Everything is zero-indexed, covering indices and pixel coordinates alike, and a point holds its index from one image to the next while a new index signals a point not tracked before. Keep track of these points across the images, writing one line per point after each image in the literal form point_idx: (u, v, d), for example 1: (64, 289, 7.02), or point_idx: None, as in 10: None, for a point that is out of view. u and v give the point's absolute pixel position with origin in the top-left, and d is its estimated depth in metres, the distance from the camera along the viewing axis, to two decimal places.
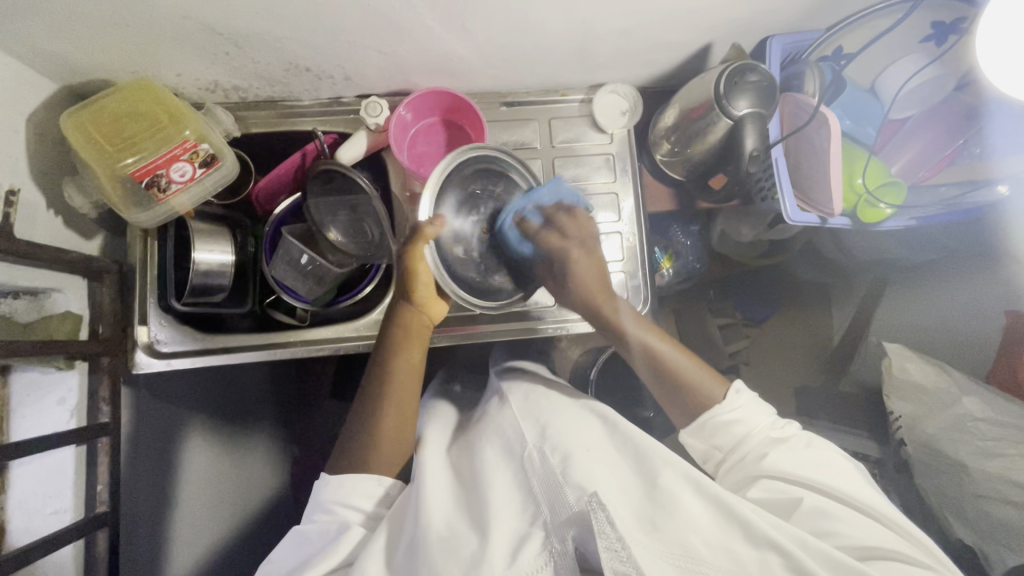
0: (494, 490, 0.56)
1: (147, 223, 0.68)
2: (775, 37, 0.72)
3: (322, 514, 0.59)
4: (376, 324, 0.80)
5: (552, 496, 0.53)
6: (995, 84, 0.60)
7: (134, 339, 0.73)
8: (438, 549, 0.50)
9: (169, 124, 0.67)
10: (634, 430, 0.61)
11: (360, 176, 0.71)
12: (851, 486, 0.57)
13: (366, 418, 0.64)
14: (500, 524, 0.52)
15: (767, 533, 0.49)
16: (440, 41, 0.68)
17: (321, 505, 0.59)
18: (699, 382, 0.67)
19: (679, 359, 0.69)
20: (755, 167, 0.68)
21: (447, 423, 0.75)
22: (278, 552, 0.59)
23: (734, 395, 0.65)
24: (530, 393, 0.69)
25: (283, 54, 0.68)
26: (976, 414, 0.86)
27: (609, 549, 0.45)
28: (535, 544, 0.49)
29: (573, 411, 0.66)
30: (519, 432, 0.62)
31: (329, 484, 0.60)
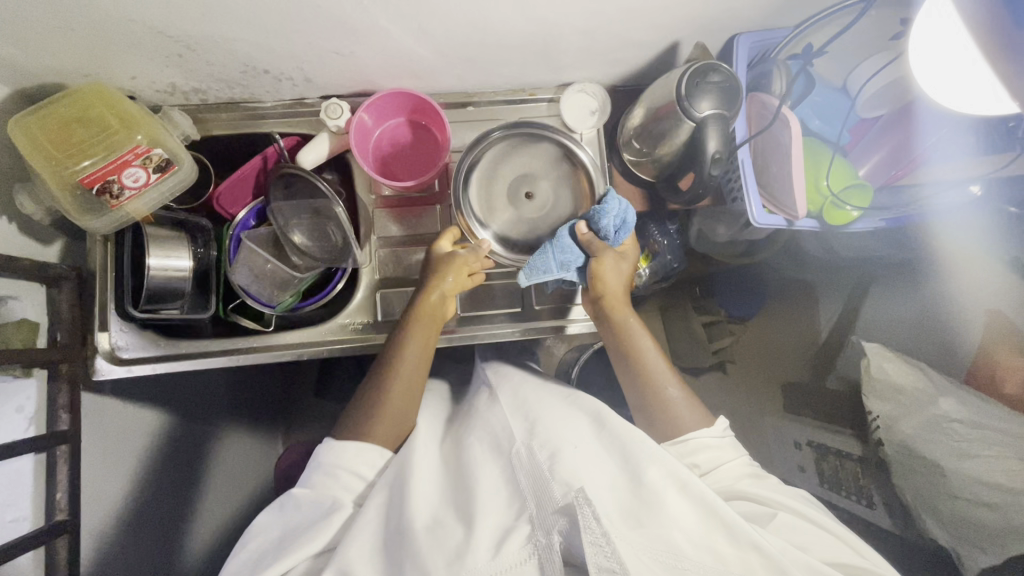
0: (481, 487, 0.55)
1: (103, 229, 0.66)
2: (741, 36, 0.71)
3: (324, 479, 0.60)
4: (342, 329, 0.79)
5: (539, 489, 0.52)
6: (920, 82, 0.56)
7: (94, 347, 0.72)
8: (423, 542, 0.50)
9: (120, 129, 0.66)
10: (624, 428, 0.59)
11: (321, 182, 0.72)
12: (800, 504, 0.59)
13: (381, 379, 0.68)
14: (485, 519, 0.51)
15: (748, 530, 0.49)
16: (397, 41, 0.67)
17: (320, 472, 0.61)
18: (685, 417, 0.67)
19: (674, 389, 0.69)
20: (718, 170, 0.66)
21: (438, 415, 0.74)
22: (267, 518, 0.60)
23: (719, 429, 0.66)
24: (520, 390, 0.69)
25: (239, 55, 0.67)
26: (951, 415, 0.88)
27: (594, 544, 0.44)
28: (518, 537, 0.49)
29: (565, 411, 0.64)
30: (508, 427, 0.61)
31: (333, 449, 0.63)
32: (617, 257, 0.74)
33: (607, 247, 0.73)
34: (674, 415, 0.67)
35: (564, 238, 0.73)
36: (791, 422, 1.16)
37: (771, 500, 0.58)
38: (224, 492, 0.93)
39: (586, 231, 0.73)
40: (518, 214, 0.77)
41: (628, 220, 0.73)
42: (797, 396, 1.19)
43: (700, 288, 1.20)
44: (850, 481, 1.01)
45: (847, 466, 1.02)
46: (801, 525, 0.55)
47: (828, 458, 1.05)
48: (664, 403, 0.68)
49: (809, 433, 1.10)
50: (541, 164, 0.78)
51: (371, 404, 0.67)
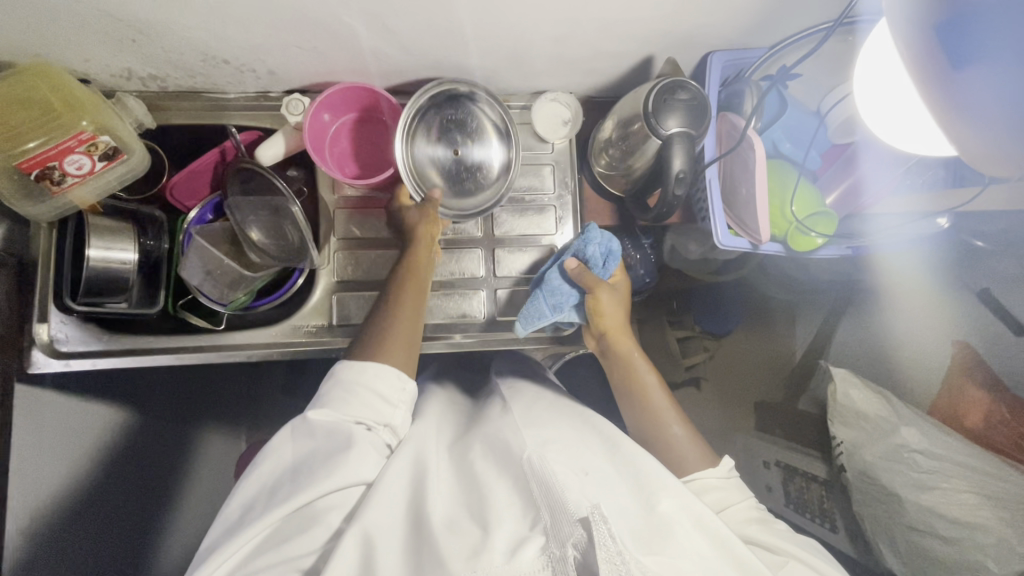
0: (493, 493, 0.54)
1: (42, 216, 0.64)
2: (716, 54, 0.70)
3: (343, 394, 0.59)
4: (293, 331, 0.76)
5: (551, 499, 0.49)
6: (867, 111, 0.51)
7: (32, 338, 0.69)
8: (443, 538, 0.50)
9: (64, 111, 0.61)
10: (637, 451, 0.59)
11: (277, 179, 0.71)
12: (809, 556, 0.57)
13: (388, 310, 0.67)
14: (502, 523, 0.50)
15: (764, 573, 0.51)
16: (363, 39, 0.65)
17: (338, 393, 0.59)
18: (684, 452, 0.67)
19: (677, 428, 0.69)
20: (682, 189, 0.65)
21: (447, 416, 0.72)
22: (279, 436, 0.57)
23: (724, 468, 0.66)
24: (534, 406, 0.68)
25: (196, 44, 0.64)
26: (913, 445, 0.87)
27: (609, 562, 0.43)
28: (535, 545, 0.47)
29: (577, 430, 0.63)
30: (520, 437, 0.59)
31: (354, 368, 0.61)
32: (611, 288, 0.73)
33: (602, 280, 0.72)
34: (678, 455, 0.67)
35: (554, 279, 0.74)
36: (761, 441, 1.15)
37: (779, 547, 0.58)
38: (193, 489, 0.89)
39: (575, 266, 0.72)
40: (442, 168, 0.73)
41: (613, 249, 0.74)
42: (768, 416, 1.18)
43: (677, 302, 1.17)
44: (814, 503, 1.01)
45: (813, 488, 1.01)
46: None
47: (796, 479, 1.03)
48: (667, 441, 0.68)
49: (779, 453, 1.08)
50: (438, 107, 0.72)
51: (381, 333, 0.65)
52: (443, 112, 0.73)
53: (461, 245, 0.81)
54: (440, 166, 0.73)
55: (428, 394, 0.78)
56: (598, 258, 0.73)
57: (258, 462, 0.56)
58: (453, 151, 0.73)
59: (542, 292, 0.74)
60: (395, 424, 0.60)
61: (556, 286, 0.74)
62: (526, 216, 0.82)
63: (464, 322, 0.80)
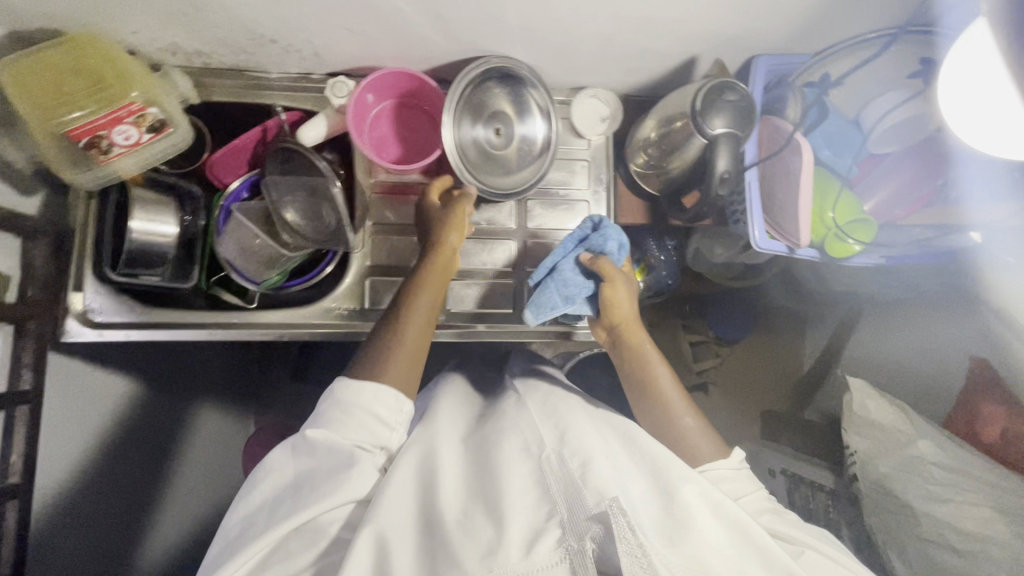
0: (509, 481, 0.54)
1: (89, 184, 0.64)
2: (760, 58, 0.70)
3: (341, 415, 0.58)
4: (327, 313, 0.77)
5: (571, 496, 0.51)
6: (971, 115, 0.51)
7: (66, 307, 0.69)
8: (456, 536, 0.50)
9: (115, 82, 0.61)
10: (650, 445, 0.60)
11: (321, 161, 0.70)
12: (821, 543, 0.58)
13: (391, 326, 0.65)
14: (516, 516, 0.50)
15: (785, 562, 0.51)
16: (413, 25, 0.65)
17: (336, 413, 0.58)
18: (697, 445, 0.66)
19: (688, 418, 0.68)
20: (724, 189, 0.65)
21: (462, 410, 0.72)
22: (273, 456, 0.57)
23: (735, 461, 0.65)
24: (550, 396, 0.67)
25: (247, 21, 0.65)
26: (928, 457, 0.87)
27: (630, 555, 0.44)
28: (551, 539, 0.48)
29: (594, 422, 0.64)
30: (538, 431, 0.61)
31: (350, 387, 0.59)
32: (625, 277, 0.74)
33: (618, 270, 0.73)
34: (688, 446, 0.66)
35: (567, 269, 0.74)
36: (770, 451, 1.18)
37: (793, 536, 0.58)
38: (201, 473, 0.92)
39: (590, 257, 0.73)
40: (486, 146, 0.75)
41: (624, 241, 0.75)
42: (776, 424, 1.21)
43: (690, 306, 1.20)
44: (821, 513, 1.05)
45: (819, 498, 1.05)
46: (824, 562, 0.56)
47: (800, 488, 1.08)
48: (680, 431, 0.67)
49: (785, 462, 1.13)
50: (498, 83, 0.73)
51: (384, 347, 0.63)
52: (502, 88, 0.73)
53: (494, 236, 0.81)
54: (483, 143, 0.74)
55: (444, 388, 0.78)
56: (613, 251, 0.74)
57: (254, 481, 0.56)
58: (494, 133, 0.74)
59: (558, 279, 0.73)
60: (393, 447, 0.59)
61: (570, 273, 0.74)
62: (558, 211, 0.82)
63: (493, 313, 0.80)
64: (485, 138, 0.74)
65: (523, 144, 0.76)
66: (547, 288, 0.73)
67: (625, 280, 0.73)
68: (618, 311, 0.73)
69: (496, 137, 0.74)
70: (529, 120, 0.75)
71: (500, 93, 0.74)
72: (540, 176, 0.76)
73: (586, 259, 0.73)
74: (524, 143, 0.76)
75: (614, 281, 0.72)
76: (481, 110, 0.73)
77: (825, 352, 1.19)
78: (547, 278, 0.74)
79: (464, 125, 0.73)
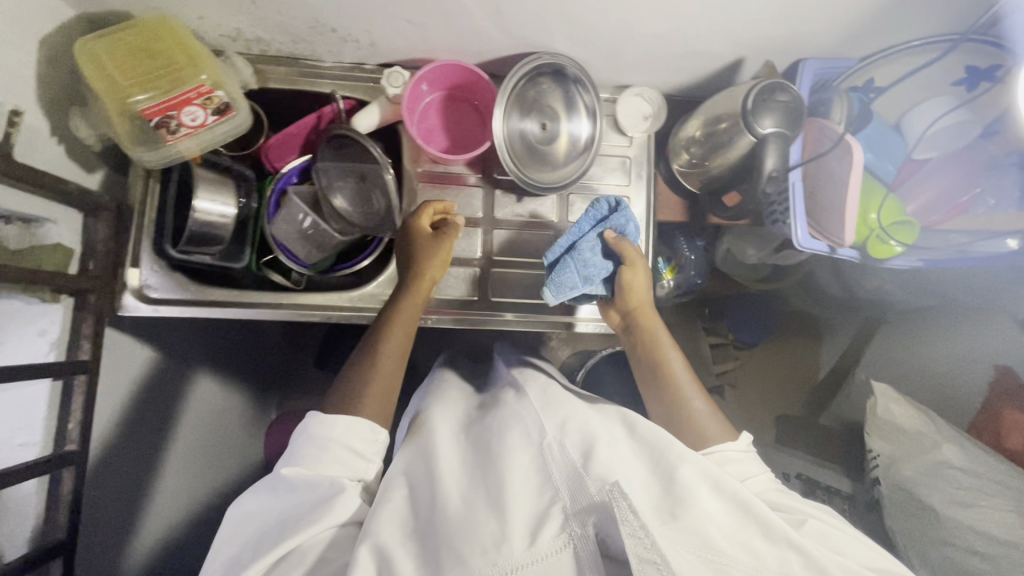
0: (511, 472, 0.54)
1: (149, 162, 0.65)
2: (808, 60, 0.71)
3: (314, 451, 0.57)
4: (371, 297, 0.78)
5: (574, 485, 0.51)
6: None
7: (124, 282, 0.72)
8: (458, 526, 0.50)
9: (185, 65, 0.64)
10: (650, 430, 0.58)
11: (374, 146, 0.72)
12: (824, 514, 0.57)
13: (371, 356, 0.66)
14: (517, 508, 0.51)
15: (785, 530, 0.48)
16: (473, 17, 0.67)
17: (309, 449, 0.58)
18: (707, 428, 0.65)
19: (696, 401, 0.68)
20: (772, 187, 0.67)
21: (460, 406, 0.73)
22: (252, 500, 0.56)
23: (744, 443, 0.64)
24: (549, 386, 0.67)
25: (311, 10, 0.66)
26: (953, 463, 0.88)
27: (633, 537, 0.43)
28: (554, 524, 0.48)
29: (596, 414, 0.62)
30: (539, 421, 0.60)
31: (321, 423, 0.59)
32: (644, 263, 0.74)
33: (639, 256, 0.73)
34: (697, 429, 0.65)
35: (586, 248, 0.72)
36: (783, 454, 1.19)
37: (797, 509, 0.57)
38: (213, 460, 0.93)
39: (614, 236, 0.73)
40: (530, 138, 0.76)
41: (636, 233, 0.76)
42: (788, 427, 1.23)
43: (709, 308, 1.21)
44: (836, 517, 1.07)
45: (835, 501, 1.07)
46: (832, 532, 0.54)
47: (816, 493, 1.09)
48: (688, 414, 0.67)
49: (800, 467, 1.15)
50: (549, 81, 0.75)
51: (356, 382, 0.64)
52: (553, 84, 0.75)
53: (533, 228, 0.83)
54: (528, 137, 0.76)
55: (445, 389, 0.78)
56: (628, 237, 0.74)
57: (236, 528, 0.55)
58: (540, 126, 0.76)
59: (578, 258, 0.72)
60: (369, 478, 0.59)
61: (589, 252, 0.72)
62: None
63: (530, 304, 0.82)
64: (532, 131, 0.76)
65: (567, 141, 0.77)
66: (570, 264, 0.71)
67: (641, 269, 0.73)
68: (634, 293, 0.73)
69: (540, 130, 0.76)
70: (574, 117, 0.77)
71: (549, 90, 0.75)
72: (580, 172, 0.77)
73: (608, 239, 0.72)
74: (567, 139, 0.77)
75: (632, 267, 0.73)
76: (529, 104, 0.75)
77: (842, 360, 1.21)
78: (567, 255, 0.72)
79: (512, 116, 0.74)
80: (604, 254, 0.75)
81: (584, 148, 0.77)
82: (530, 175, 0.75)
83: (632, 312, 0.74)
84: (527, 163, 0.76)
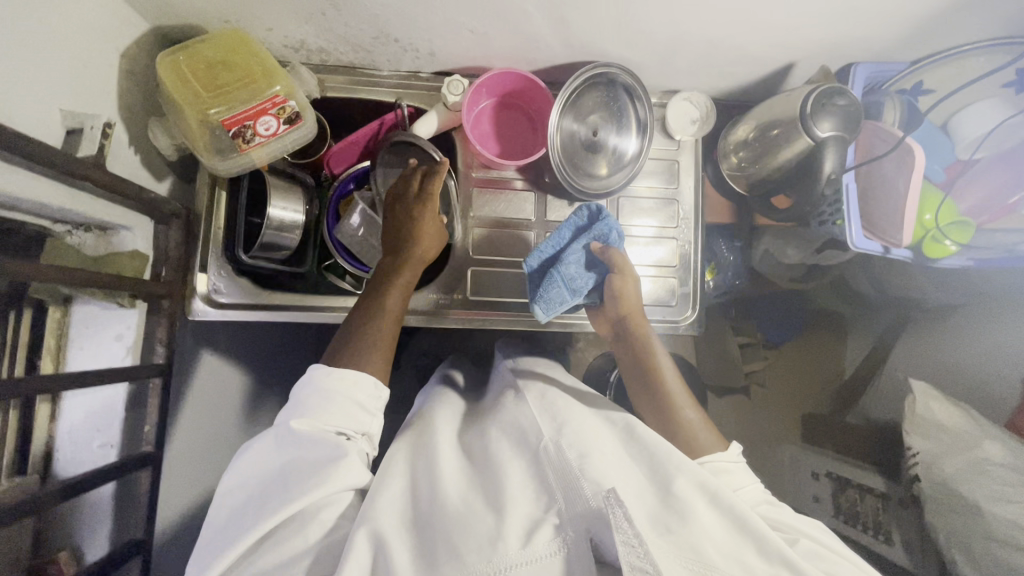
0: (509, 476, 0.52)
1: (226, 172, 0.68)
2: (860, 64, 0.72)
3: (319, 404, 0.54)
4: (432, 301, 0.81)
5: (567, 486, 0.49)
6: None
7: (193, 288, 0.73)
8: (453, 522, 0.48)
9: (261, 77, 0.66)
10: (651, 439, 0.56)
11: (430, 148, 0.73)
12: (819, 534, 0.55)
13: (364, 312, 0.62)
14: (516, 505, 0.48)
15: (780, 546, 0.47)
16: (535, 26, 0.69)
17: (315, 401, 0.54)
18: (700, 438, 0.64)
19: (689, 411, 0.66)
20: (830, 189, 0.69)
21: (456, 415, 0.71)
22: (251, 450, 0.53)
23: (733, 453, 0.63)
24: (548, 394, 0.64)
25: (377, 21, 0.68)
26: (994, 459, 0.86)
27: (626, 544, 0.42)
28: (548, 529, 0.46)
29: (592, 418, 0.61)
30: (536, 424, 0.58)
31: (327, 376, 0.56)
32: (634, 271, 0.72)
33: (629, 263, 0.71)
34: (687, 434, 0.64)
35: (572, 261, 0.70)
36: (809, 453, 1.20)
37: (791, 526, 0.55)
38: None
39: (599, 248, 0.70)
40: (577, 142, 0.78)
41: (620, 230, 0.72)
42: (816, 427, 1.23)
43: (736, 308, 1.22)
44: (868, 517, 1.04)
45: (867, 499, 1.04)
46: (824, 552, 0.52)
47: (847, 491, 1.08)
48: (681, 424, 0.65)
49: (829, 464, 1.14)
50: (605, 87, 0.76)
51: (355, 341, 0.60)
52: (609, 91, 0.77)
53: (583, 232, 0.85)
54: (578, 140, 0.78)
55: (435, 399, 0.76)
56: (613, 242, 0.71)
57: (234, 475, 0.52)
58: (591, 131, 0.78)
59: (562, 273, 0.70)
60: (373, 433, 0.56)
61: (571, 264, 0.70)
62: (645, 209, 0.85)
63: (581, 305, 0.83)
64: (579, 137, 0.78)
65: (614, 144, 0.79)
66: (553, 283, 0.70)
67: (630, 278, 0.70)
68: (626, 303, 0.71)
69: (587, 134, 0.78)
70: (627, 122, 0.78)
71: (603, 96, 0.77)
72: (625, 179, 0.78)
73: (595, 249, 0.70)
74: (614, 142, 0.79)
75: (622, 276, 0.70)
76: (582, 109, 0.77)
77: (868, 359, 1.20)
78: (552, 270, 0.70)
79: (564, 120, 0.76)
80: (590, 263, 0.73)
81: (633, 152, 0.79)
82: (580, 180, 0.78)
83: (624, 320, 0.71)
84: (576, 166, 0.78)
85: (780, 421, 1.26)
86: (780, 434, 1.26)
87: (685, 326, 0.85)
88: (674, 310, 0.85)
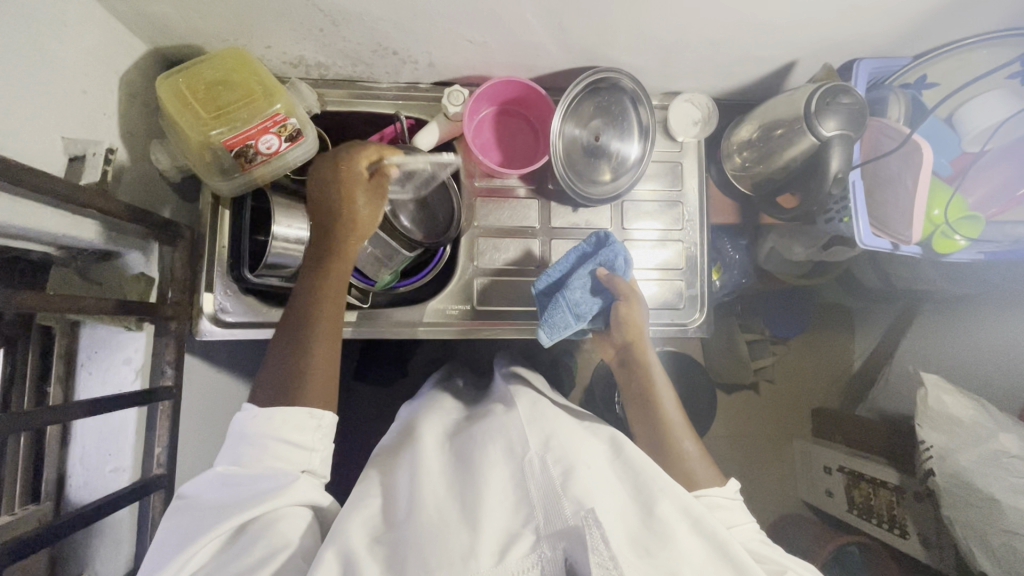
0: (488, 487, 0.51)
1: (228, 190, 0.69)
2: (863, 60, 0.72)
3: (249, 449, 0.52)
4: (439, 313, 0.80)
5: (548, 504, 0.49)
6: None
7: (199, 307, 0.72)
8: (425, 532, 0.47)
9: (261, 96, 0.65)
10: (638, 458, 0.55)
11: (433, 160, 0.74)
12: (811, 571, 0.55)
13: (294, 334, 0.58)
14: (492, 521, 0.48)
15: None
16: (534, 34, 0.68)
17: (246, 448, 0.53)
18: (697, 475, 0.62)
19: (689, 444, 0.64)
20: (837, 188, 0.69)
21: (446, 416, 0.70)
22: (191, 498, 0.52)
23: (732, 489, 0.62)
24: (539, 401, 0.62)
25: (376, 35, 0.68)
26: (1011, 451, 0.84)
27: (601, 567, 0.43)
28: (524, 546, 0.46)
29: (581, 432, 0.59)
30: (523, 434, 0.56)
31: (255, 418, 0.53)
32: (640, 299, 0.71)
33: (635, 291, 0.70)
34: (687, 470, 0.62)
35: (577, 286, 0.70)
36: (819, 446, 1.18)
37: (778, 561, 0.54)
38: None
39: (605, 274, 0.70)
40: (580, 146, 0.78)
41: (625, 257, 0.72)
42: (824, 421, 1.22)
43: (742, 305, 1.20)
44: (883, 509, 1.04)
45: (881, 492, 1.03)
46: None
47: (860, 486, 1.07)
48: (678, 455, 0.63)
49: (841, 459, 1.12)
50: (609, 92, 0.76)
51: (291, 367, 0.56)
52: (611, 95, 0.76)
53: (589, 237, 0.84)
54: (582, 146, 0.78)
55: (424, 405, 0.74)
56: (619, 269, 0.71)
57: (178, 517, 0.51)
58: (593, 136, 0.78)
59: (568, 296, 0.70)
60: (314, 467, 0.54)
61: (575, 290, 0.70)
62: (649, 212, 0.85)
63: None
64: (582, 142, 0.78)
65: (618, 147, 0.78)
66: (559, 308, 0.70)
67: (635, 304, 0.70)
68: (634, 330, 0.70)
69: (590, 138, 0.77)
70: (631, 125, 0.78)
71: (607, 100, 0.76)
72: (631, 181, 0.78)
73: (601, 276, 0.70)
74: (617, 145, 0.78)
75: (628, 303, 0.70)
76: (585, 114, 0.77)
77: (875, 354, 1.19)
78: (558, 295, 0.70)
79: (568, 125, 0.76)
80: (595, 289, 0.72)
81: (636, 155, 0.78)
82: (585, 187, 0.78)
83: (630, 347, 0.71)
84: (580, 171, 0.78)
85: (790, 416, 1.25)
86: (790, 428, 1.25)
87: (693, 328, 0.84)
88: (682, 313, 0.84)
